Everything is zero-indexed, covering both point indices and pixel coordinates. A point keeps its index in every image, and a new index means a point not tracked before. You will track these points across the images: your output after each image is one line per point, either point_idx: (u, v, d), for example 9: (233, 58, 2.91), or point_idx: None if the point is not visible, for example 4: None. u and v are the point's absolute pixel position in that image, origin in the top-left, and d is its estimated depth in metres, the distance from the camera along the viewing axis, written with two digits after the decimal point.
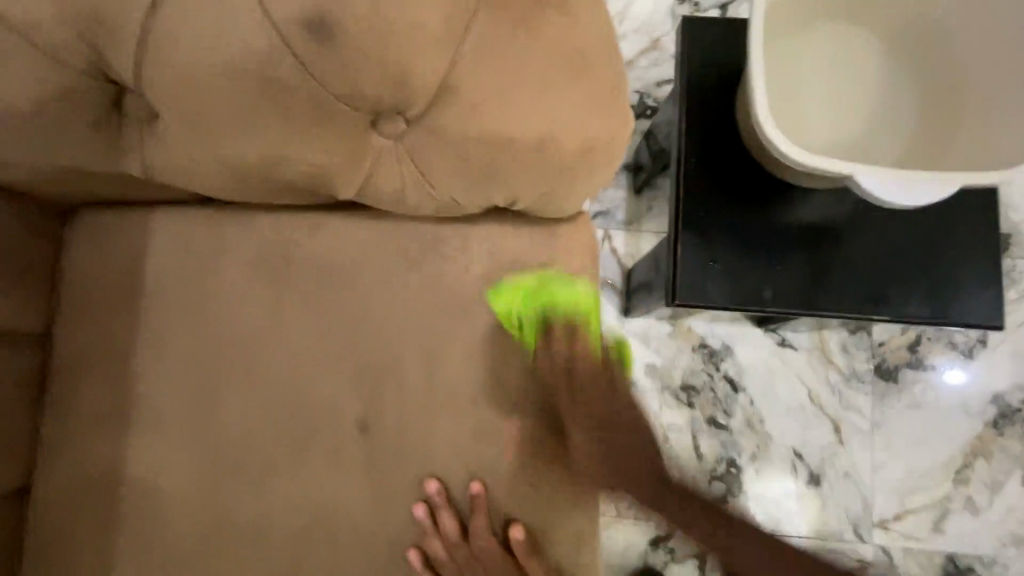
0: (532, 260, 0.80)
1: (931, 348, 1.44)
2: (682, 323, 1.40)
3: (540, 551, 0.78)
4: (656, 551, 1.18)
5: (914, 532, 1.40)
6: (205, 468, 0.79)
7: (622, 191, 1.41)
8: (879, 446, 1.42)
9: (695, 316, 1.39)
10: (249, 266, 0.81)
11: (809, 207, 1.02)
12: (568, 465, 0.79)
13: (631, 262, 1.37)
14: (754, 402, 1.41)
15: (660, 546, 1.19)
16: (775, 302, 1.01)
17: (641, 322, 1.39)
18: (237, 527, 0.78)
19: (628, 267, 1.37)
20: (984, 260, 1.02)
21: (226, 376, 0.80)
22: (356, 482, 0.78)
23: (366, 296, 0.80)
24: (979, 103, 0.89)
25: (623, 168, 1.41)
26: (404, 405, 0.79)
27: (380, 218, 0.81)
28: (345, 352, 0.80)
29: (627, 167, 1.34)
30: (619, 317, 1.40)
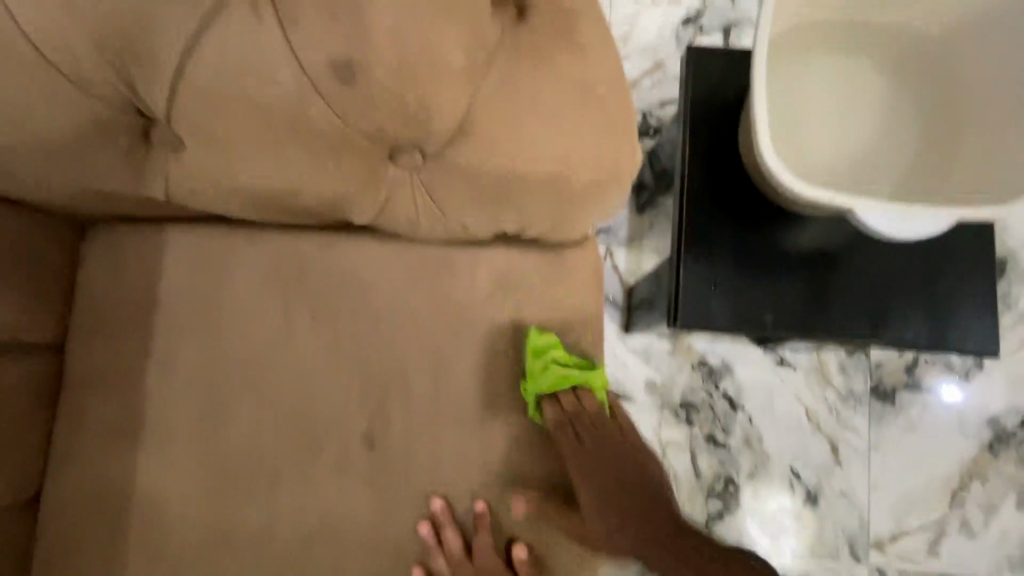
0: (539, 283, 0.82)
1: (928, 370, 1.46)
2: (682, 341, 1.41)
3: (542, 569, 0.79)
4: None
5: (910, 553, 1.42)
6: (214, 482, 0.80)
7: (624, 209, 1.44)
8: (876, 466, 1.44)
9: (695, 334, 1.41)
10: (262, 283, 0.83)
11: (810, 233, 1.04)
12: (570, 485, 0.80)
13: (632, 280, 1.40)
14: (753, 421, 1.43)
15: None
16: (775, 325, 1.03)
17: (641, 339, 1.41)
18: (245, 541, 0.79)
19: (629, 284, 1.40)
20: (978, 288, 1.05)
21: (238, 392, 0.82)
22: (363, 499, 0.80)
23: (376, 315, 0.82)
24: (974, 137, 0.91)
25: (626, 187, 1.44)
26: (412, 423, 0.80)
27: (391, 239, 0.83)
28: (355, 370, 0.81)
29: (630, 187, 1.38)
30: (620, 333, 1.42)
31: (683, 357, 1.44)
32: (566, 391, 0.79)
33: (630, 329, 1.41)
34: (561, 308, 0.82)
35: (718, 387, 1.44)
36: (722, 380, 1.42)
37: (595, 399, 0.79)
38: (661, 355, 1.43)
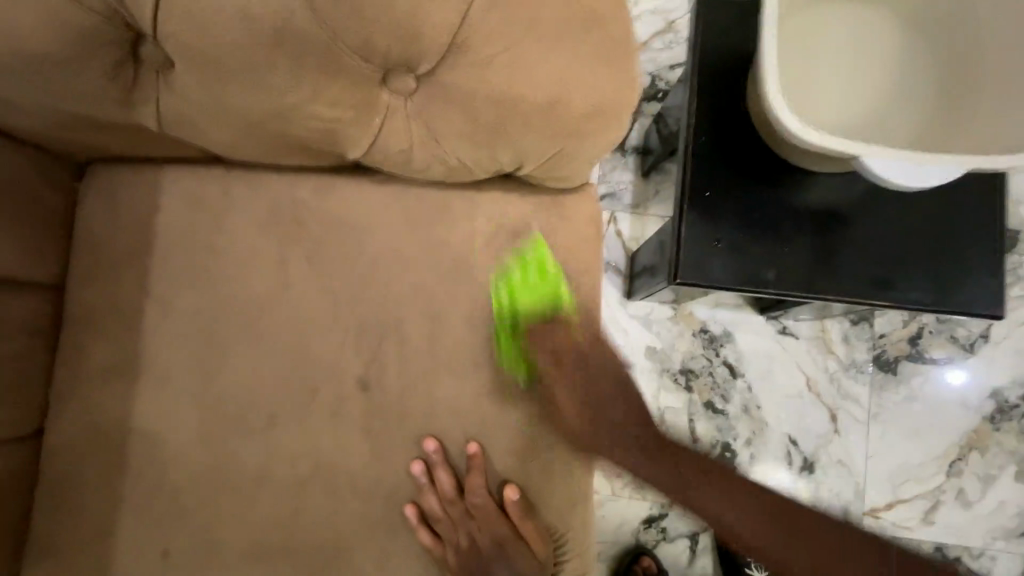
0: (537, 228, 0.81)
1: (933, 342, 1.45)
2: (684, 307, 1.42)
3: (535, 513, 0.79)
4: (649, 528, 1.34)
5: (903, 521, 1.42)
6: (212, 422, 0.80)
7: (628, 174, 1.46)
8: (874, 436, 1.44)
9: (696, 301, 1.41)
10: (259, 225, 0.83)
11: (819, 191, 1.03)
12: (565, 430, 0.80)
13: (636, 246, 1.42)
14: (752, 388, 1.43)
15: (653, 525, 1.35)
16: (778, 283, 1.02)
17: (642, 305, 1.42)
18: (241, 478, 0.80)
19: (632, 251, 1.41)
20: (988, 248, 1.02)
21: (235, 332, 0.82)
22: (357, 438, 0.79)
23: (372, 258, 0.81)
24: (992, 86, 0.87)
25: (631, 152, 1.45)
26: (407, 365, 0.80)
27: (388, 182, 0.82)
28: (351, 312, 0.81)
29: (636, 151, 1.39)
30: (622, 299, 1.43)
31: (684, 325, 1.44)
32: (561, 329, 0.80)
33: (631, 295, 1.42)
34: (558, 256, 0.81)
35: (718, 355, 1.44)
36: (722, 347, 1.42)
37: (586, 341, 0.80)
38: (663, 321, 1.44)
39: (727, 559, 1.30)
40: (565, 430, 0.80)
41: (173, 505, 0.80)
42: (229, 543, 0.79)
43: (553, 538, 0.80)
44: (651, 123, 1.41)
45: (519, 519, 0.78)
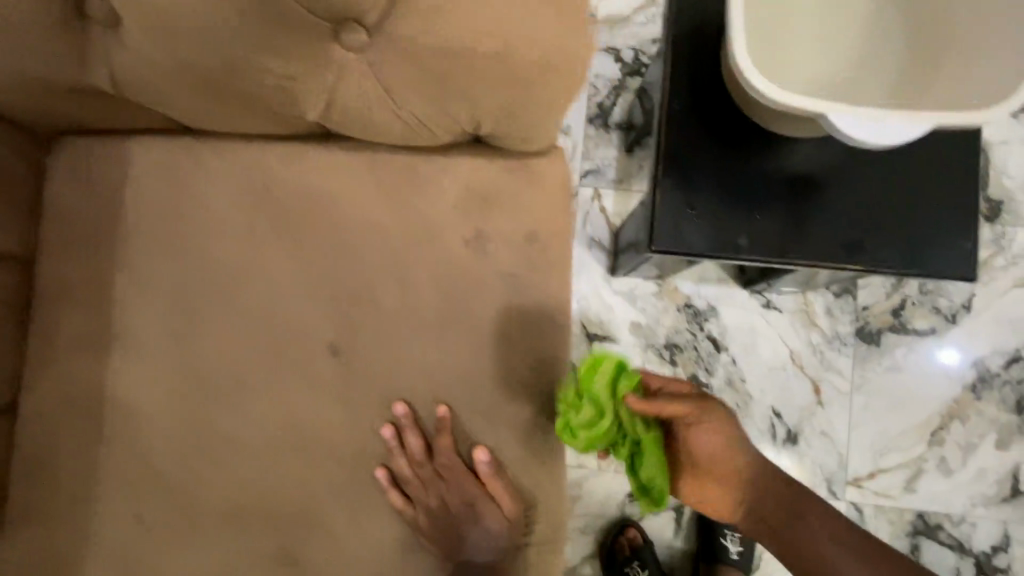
0: (504, 191, 0.80)
1: (916, 313, 1.46)
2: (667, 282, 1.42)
3: (506, 473, 0.80)
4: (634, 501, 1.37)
5: (884, 489, 1.44)
6: (184, 391, 0.80)
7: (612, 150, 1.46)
8: (857, 406, 1.45)
9: (680, 275, 1.42)
10: (225, 193, 0.82)
11: (796, 157, 1.02)
12: (535, 394, 0.81)
13: (619, 222, 1.42)
14: (736, 362, 1.44)
15: None
16: (752, 250, 1.02)
17: (627, 281, 1.43)
18: (215, 445, 0.80)
19: (616, 227, 1.42)
20: (963, 212, 1.02)
21: (205, 300, 0.81)
22: (328, 404, 0.80)
23: (339, 225, 0.81)
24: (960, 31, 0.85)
25: (614, 128, 1.45)
26: (375, 331, 0.80)
27: (353, 147, 0.81)
28: (319, 279, 0.81)
29: (619, 125, 1.40)
30: (606, 275, 1.43)
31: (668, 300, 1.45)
32: (530, 293, 0.80)
33: (616, 271, 1.42)
34: (525, 221, 0.80)
35: (702, 329, 1.44)
36: (706, 322, 1.43)
37: (555, 304, 0.81)
38: (647, 297, 1.44)
39: (708, 530, 1.35)
40: (536, 393, 0.81)
41: (148, 473, 0.80)
42: (204, 510, 0.80)
43: (524, 499, 0.80)
44: (633, 99, 1.42)
45: (490, 480, 0.79)
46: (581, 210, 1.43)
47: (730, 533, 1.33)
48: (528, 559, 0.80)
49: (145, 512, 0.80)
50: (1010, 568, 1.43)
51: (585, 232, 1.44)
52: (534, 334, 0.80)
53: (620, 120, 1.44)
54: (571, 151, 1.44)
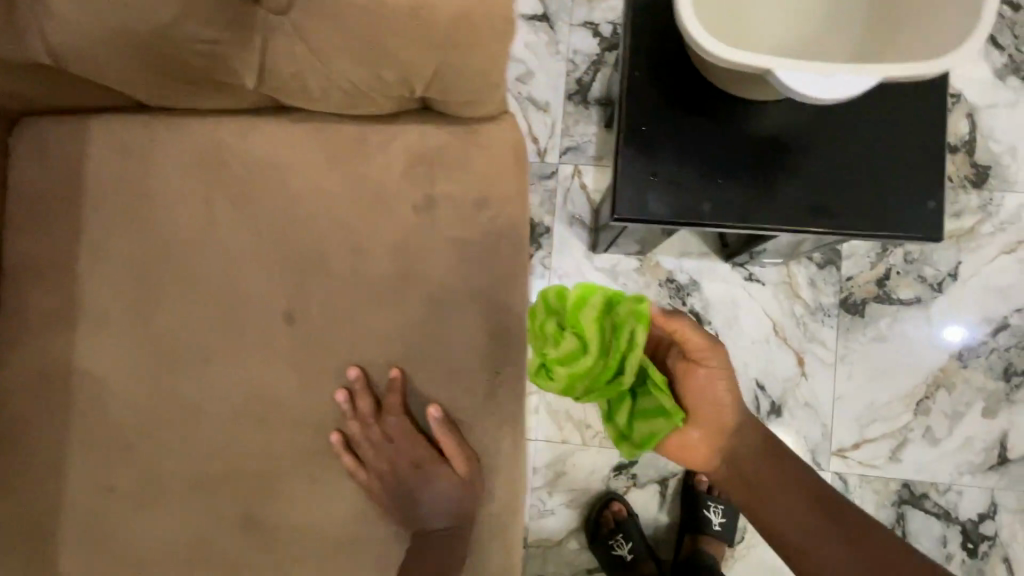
0: (452, 158, 0.80)
1: (901, 282, 1.45)
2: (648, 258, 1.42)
3: (461, 436, 0.81)
4: (619, 475, 1.37)
5: (869, 459, 1.43)
6: (149, 362, 0.83)
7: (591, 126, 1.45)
8: (841, 377, 1.44)
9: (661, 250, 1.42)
10: (181, 168, 0.83)
11: (763, 122, 1.01)
12: (488, 360, 0.81)
13: (599, 198, 1.42)
14: (719, 335, 1.43)
15: (623, 472, 1.38)
16: (715, 216, 1.01)
17: (608, 257, 1.42)
18: (179, 414, 0.82)
19: (596, 203, 1.41)
20: (930, 173, 1.01)
21: (166, 272, 0.83)
22: (286, 371, 0.81)
23: (292, 196, 0.82)
24: None
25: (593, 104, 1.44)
26: (328, 299, 0.81)
27: (303, 119, 0.81)
28: (274, 250, 0.82)
29: (596, 100, 1.39)
30: (588, 251, 1.42)
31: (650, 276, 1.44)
32: (482, 260, 0.81)
33: (596, 247, 1.42)
34: (474, 187, 0.80)
35: (684, 304, 1.44)
36: (688, 296, 1.42)
37: (508, 269, 0.81)
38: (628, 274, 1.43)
39: (691, 502, 1.36)
40: (492, 359, 0.82)
41: (115, 443, 0.82)
42: (171, 475, 0.82)
43: (478, 459, 0.82)
44: (611, 74, 1.42)
45: (445, 440, 0.80)
46: (561, 187, 1.42)
47: (713, 505, 1.34)
48: (486, 519, 0.82)
49: (112, 480, 0.82)
50: (997, 535, 1.42)
51: (565, 209, 1.43)
52: (488, 299, 0.81)
53: (598, 96, 1.43)
54: (549, 128, 1.43)
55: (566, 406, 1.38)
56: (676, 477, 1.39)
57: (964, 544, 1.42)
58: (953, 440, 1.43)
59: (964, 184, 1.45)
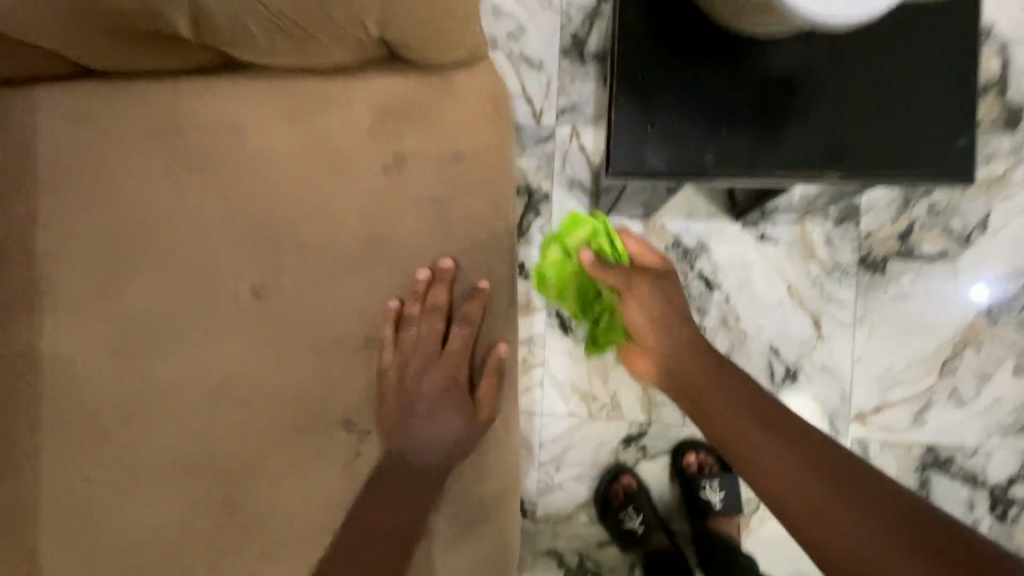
0: (422, 110, 0.72)
1: (924, 236, 1.34)
2: (654, 221, 1.33)
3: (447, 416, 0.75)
4: (628, 448, 1.32)
5: (891, 423, 1.35)
6: (110, 348, 0.77)
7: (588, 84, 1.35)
8: (861, 339, 1.36)
9: (667, 213, 1.33)
10: (131, 138, 0.76)
11: (771, 63, 0.92)
12: (469, 335, 0.75)
13: (599, 159, 1.33)
14: (730, 300, 1.35)
15: (632, 444, 1.33)
16: (718, 168, 0.92)
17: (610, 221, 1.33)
18: (145, 404, 0.76)
19: (596, 165, 1.32)
20: (959, 109, 0.91)
21: (122, 250, 0.77)
22: (257, 352, 0.76)
23: (252, 162, 0.75)
24: None
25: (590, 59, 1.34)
26: (296, 271, 0.75)
27: (258, 76, 0.73)
28: (235, 223, 0.75)
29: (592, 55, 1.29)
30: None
31: (656, 240, 1.34)
32: (460, 224, 0.74)
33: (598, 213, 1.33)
34: (447, 142, 0.73)
35: (693, 268, 1.35)
36: (696, 260, 1.33)
37: (489, 233, 0.75)
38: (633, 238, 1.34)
39: (685, 484, 1.30)
40: (474, 333, 0.76)
41: (78, 435, 0.77)
42: (142, 467, 0.76)
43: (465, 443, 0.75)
44: (607, 25, 1.31)
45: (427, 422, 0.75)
46: (558, 150, 1.33)
47: (709, 483, 1.28)
48: (476, 499, 0.78)
49: (78, 475, 0.76)
50: None
51: (564, 173, 1.34)
52: (469, 266, 0.75)
53: (595, 50, 1.32)
54: (543, 86, 1.32)
55: (570, 379, 1.32)
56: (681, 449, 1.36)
57: (991, 508, 1.35)
58: (981, 402, 1.35)
59: (995, 126, 1.33)
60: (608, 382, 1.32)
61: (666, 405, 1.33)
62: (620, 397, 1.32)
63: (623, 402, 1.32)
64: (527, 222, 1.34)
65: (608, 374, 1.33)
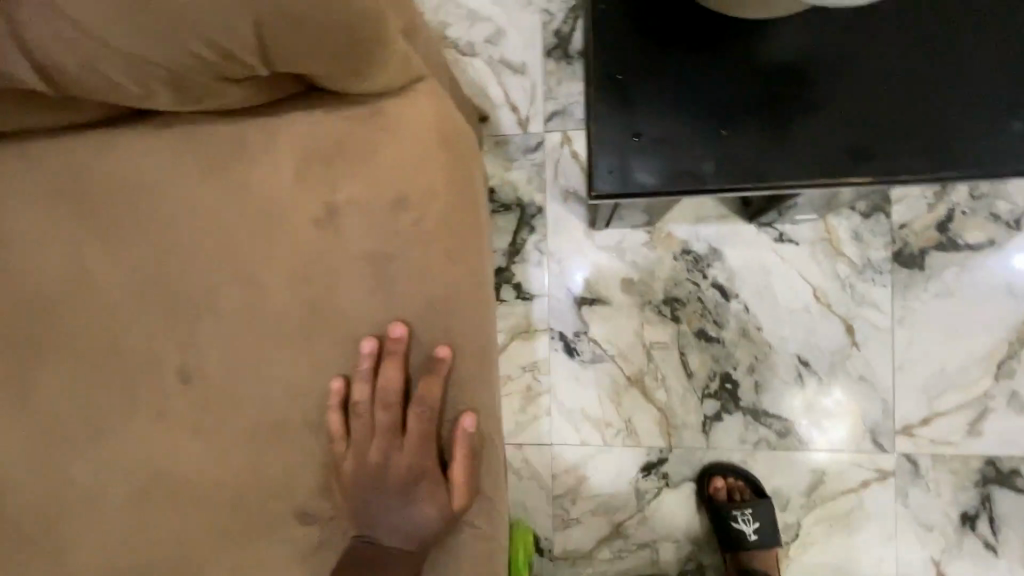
0: (352, 147, 0.61)
1: (967, 225, 1.18)
2: (658, 229, 1.19)
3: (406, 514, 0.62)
4: (648, 476, 1.19)
5: (943, 436, 1.17)
6: (26, 446, 0.67)
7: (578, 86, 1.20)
8: (902, 343, 1.19)
9: (671, 218, 1.19)
10: (33, 205, 0.66)
11: (775, 49, 0.78)
12: (425, 418, 0.61)
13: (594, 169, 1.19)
14: (750, 309, 1.20)
15: (653, 473, 1.20)
16: (719, 177, 0.78)
17: (612, 232, 1.20)
18: (75, 506, 0.66)
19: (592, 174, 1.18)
20: (1005, 84, 0.76)
21: (29, 333, 0.66)
22: (191, 440, 0.65)
23: (168, 224, 0.64)
24: None
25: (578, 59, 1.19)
26: (226, 346, 0.64)
27: (168, 123, 0.63)
28: (156, 294, 0.65)
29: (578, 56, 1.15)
30: (587, 230, 1.19)
31: (662, 249, 1.20)
32: (409, 280, 0.62)
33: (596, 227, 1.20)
34: (385, 183, 0.61)
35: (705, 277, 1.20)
36: (709, 268, 1.18)
37: (444, 286, 0.62)
38: (636, 249, 1.20)
39: (714, 515, 1.15)
40: (431, 415, 0.61)
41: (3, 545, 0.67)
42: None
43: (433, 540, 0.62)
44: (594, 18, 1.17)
45: (385, 519, 0.62)
46: (549, 159, 1.19)
47: (741, 513, 1.12)
48: None
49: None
50: None
51: (557, 185, 1.20)
52: (423, 330, 0.62)
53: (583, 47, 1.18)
54: (527, 93, 1.19)
55: (582, 405, 1.20)
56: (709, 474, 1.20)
57: None
58: None
59: None
60: (621, 409, 1.19)
61: (686, 428, 1.20)
62: (636, 421, 1.20)
63: (640, 428, 1.20)
64: (521, 241, 1.22)
65: (621, 397, 1.20)
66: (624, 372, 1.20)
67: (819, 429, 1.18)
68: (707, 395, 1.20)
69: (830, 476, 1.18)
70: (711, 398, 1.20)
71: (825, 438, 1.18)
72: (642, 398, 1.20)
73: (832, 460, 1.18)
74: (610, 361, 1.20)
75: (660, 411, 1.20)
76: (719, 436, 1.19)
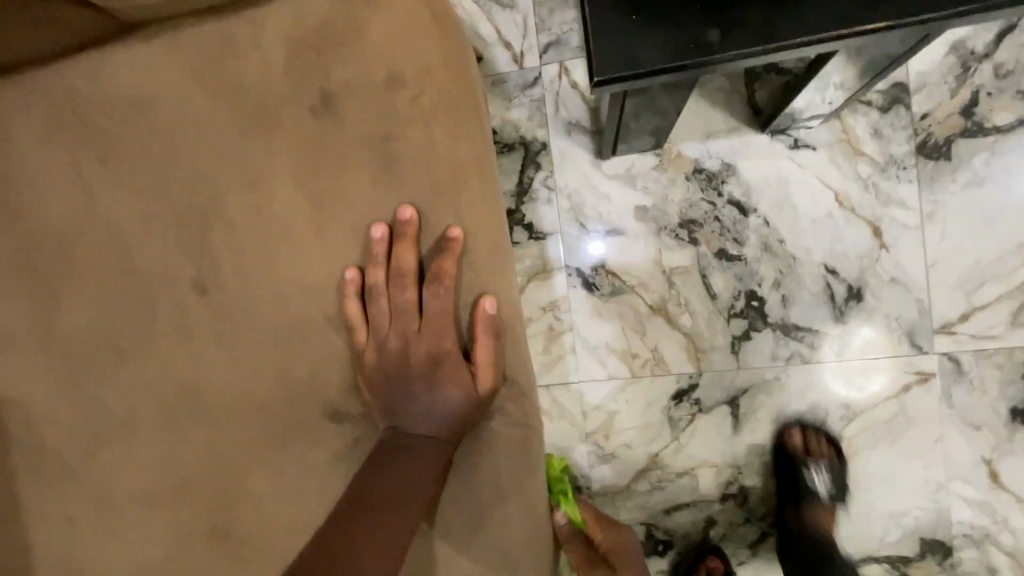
0: (341, 29, 0.59)
1: (994, 106, 1.05)
2: (667, 148, 1.09)
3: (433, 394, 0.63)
4: (680, 404, 1.10)
5: (987, 330, 1.07)
6: (56, 375, 0.67)
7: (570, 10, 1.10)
8: (934, 238, 1.07)
9: (680, 136, 1.09)
10: (31, 133, 0.65)
11: None
12: (442, 296, 0.62)
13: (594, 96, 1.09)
14: (770, 221, 1.09)
15: (685, 400, 1.11)
16: (730, 40, 0.59)
17: (620, 159, 1.09)
18: (110, 430, 0.67)
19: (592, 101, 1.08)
20: None
21: (46, 262, 0.66)
22: (215, 353, 0.65)
23: (167, 135, 0.63)
24: None
25: None
26: (238, 254, 0.64)
27: (158, 29, 0.62)
28: (164, 208, 0.64)
29: None
30: (593, 160, 1.10)
31: (674, 172, 1.10)
32: (412, 164, 0.61)
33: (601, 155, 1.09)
34: (377, 63, 0.59)
35: (721, 195, 1.10)
36: (723, 183, 1.08)
37: (447, 167, 0.60)
38: (644, 172, 1.10)
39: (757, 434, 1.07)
40: (448, 296, 0.62)
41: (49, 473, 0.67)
42: (116, 500, 0.67)
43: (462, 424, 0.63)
44: None
45: (412, 406, 0.63)
46: (549, 93, 1.10)
47: None
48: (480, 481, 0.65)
49: (46, 518, 0.68)
50: None
51: (558, 118, 1.10)
52: (431, 213, 0.62)
53: None
54: (520, 27, 1.09)
55: (603, 343, 1.11)
56: (748, 395, 1.10)
57: None
58: None
59: None
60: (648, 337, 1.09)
61: (714, 351, 1.11)
62: (663, 348, 1.11)
63: (668, 355, 1.11)
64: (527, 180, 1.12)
65: (645, 326, 1.11)
66: (646, 302, 1.11)
67: (853, 339, 1.09)
68: (733, 313, 1.10)
69: (871, 390, 1.09)
70: (737, 316, 1.10)
71: (864, 350, 1.08)
72: (666, 325, 1.11)
73: (877, 372, 1.08)
74: (627, 292, 1.11)
75: (685, 335, 1.11)
76: (750, 356, 1.10)
